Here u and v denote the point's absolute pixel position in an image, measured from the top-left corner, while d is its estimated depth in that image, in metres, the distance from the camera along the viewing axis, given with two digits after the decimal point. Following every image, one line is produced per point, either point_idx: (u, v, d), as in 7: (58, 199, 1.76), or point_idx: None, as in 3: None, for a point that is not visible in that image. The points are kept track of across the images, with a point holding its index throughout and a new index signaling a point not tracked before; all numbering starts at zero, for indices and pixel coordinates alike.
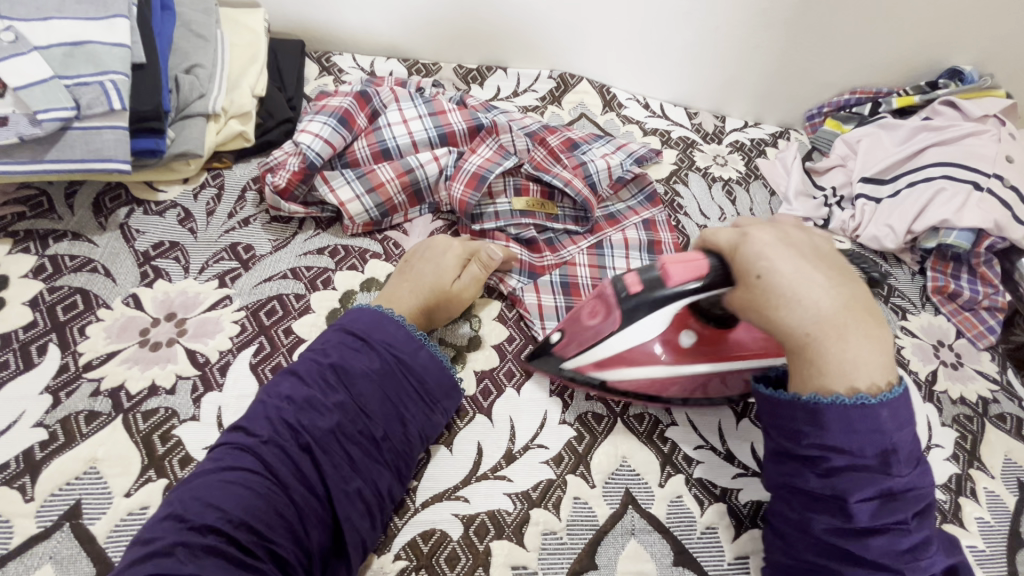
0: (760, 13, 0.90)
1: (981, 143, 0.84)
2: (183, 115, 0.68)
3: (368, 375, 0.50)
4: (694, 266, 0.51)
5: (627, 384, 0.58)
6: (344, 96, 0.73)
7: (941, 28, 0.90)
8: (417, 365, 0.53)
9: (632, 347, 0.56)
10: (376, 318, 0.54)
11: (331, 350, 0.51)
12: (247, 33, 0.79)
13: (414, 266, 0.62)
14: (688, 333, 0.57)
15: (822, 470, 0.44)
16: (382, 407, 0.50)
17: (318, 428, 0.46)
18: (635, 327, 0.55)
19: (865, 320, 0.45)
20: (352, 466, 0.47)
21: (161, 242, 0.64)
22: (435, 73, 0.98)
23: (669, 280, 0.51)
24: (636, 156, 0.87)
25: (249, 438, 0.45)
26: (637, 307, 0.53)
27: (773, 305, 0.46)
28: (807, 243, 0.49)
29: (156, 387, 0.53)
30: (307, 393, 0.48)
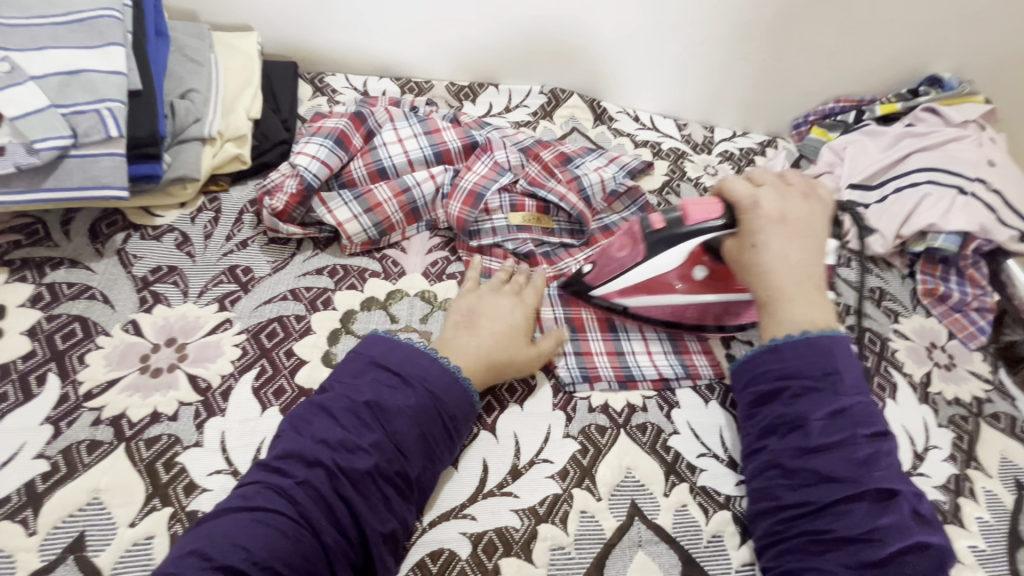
0: (743, 25, 0.93)
1: (964, 147, 0.87)
2: (179, 140, 0.68)
3: (407, 413, 0.50)
4: (710, 207, 0.62)
5: (645, 309, 0.68)
6: (339, 117, 0.74)
7: (918, 39, 0.93)
8: (454, 401, 0.53)
9: (652, 277, 0.65)
10: (412, 353, 0.54)
11: (365, 388, 0.51)
12: (241, 57, 0.80)
13: (481, 320, 0.60)
14: (700, 269, 0.67)
15: (785, 400, 0.53)
16: (418, 445, 0.50)
17: (355, 471, 0.46)
18: (655, 261, 0.63)
19: (819, 290, 0.58)
20: (387, 506, 0.47)
21: (159, 267, 0.64)
22: (428, 91, 0.98)
23: (689, 218, 0.62)
24: (628, 169, 0.89)
25: (281, 479, 0.45)
26: (657, 244, 0.63)
27: (754, 266, 0.59)
28: (805, 220, 0.61)
29: (158, 414, 0.53)
30: (343, 434, 0.48)
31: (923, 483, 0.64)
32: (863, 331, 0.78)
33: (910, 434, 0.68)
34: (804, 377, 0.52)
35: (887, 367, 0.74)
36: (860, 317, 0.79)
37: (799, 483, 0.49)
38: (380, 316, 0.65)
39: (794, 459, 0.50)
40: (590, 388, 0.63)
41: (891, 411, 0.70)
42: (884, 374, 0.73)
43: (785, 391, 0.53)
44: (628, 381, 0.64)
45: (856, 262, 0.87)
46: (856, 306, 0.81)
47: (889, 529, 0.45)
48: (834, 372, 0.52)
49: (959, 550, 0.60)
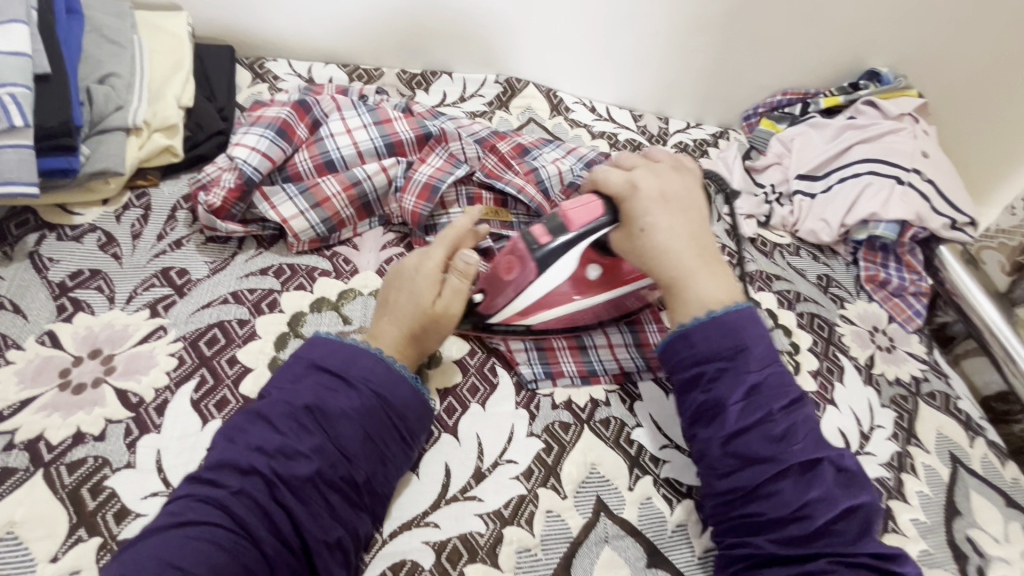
0: (694, 16, 0.94)
1: (900, 140, 0.91)
2: (99, 130, 0.62)
3: (351, 415, 0.47)
4: (592, 207, 0.57)
5: (549, 323, 0.62)
6: (281, 106, 0.69)
7: (859, 35, 0.97)
8: (402, 400, 0.50)
9: (547, 293, 0.59)
10: (352, 352, 0.51)
11: (304, 390, 0.48)
12: (169, 39, 0.74)
13: (394, 298, 0.56)
14: (593, 268, 0.60)
15: (703, 386, 0.52)
16: (365, 448, 0.47)
17: (296, 478, 0.43)
18: (549, 274, 0.58)
19: (713, 261, 0.57)
20: (332, 515, 0.44)
21: (80, 271, 0.58)
22: (378, 78, 0.93)
23: (572, 224, 0.57)
24: (586, 160, 0.86)
25: (215, 490, 0.42)
26: (547, 258, 0.57)
27: (652, 255, 0.56)
28: (683, 195, 0.59)
29: (82, 435, 0.48)
30: (281, 441, 0.44)
31: (869, 462, 0.67)
32: (812, 318, 0.80)
33: (857, 416, 0.71)
34: (716, 358, 0.52)
35: (834, 352, 0.77)
36: (809, 304, 0.82)
37: (728, 470, 0.50)
38: (331, 318, 0.62)
39: (721, 448, 0.51)
40: (552, 384, 0.62)
41: (839, 394, 0.72)
42: (832, 359, 0.76)
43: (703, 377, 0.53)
44: (590, 376, 0.64)
45: (803, 250, 0.90)
46: (805, 294, 0.83)
47: (817, 503, 0.47)
48: (741, 347, 0.52)
49: (903, 523, 0.63)
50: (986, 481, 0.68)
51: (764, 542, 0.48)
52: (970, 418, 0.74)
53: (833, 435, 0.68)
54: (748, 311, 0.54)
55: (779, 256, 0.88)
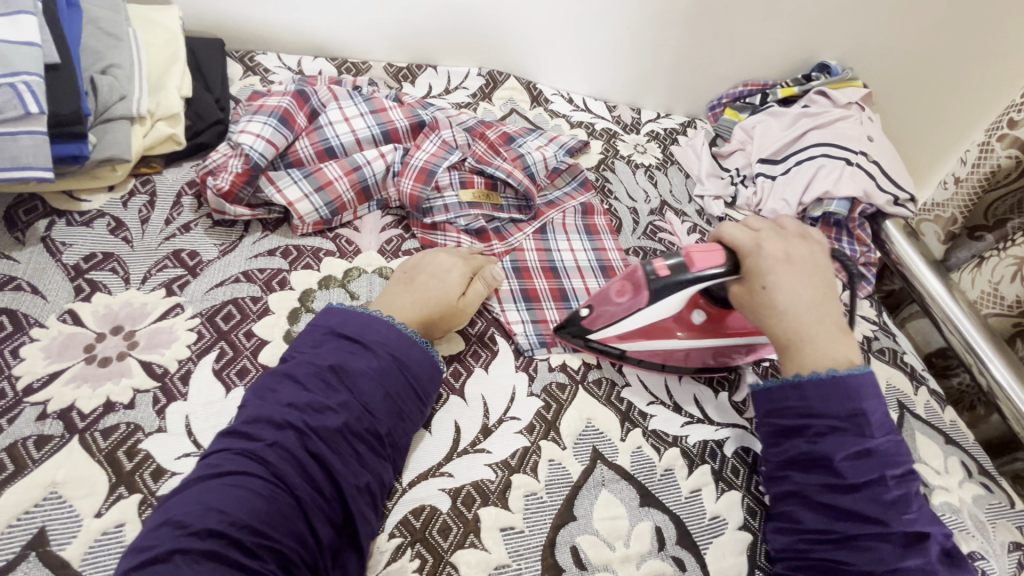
0: (663, 13, 1.01)
1: (849, 126, 1.00)
2: (104, 119, 0.64)
3: (372, 375, 0.52)
4: (713, 255, 0.62)
5: (643, 353, 0.68)
6: (281, 95, 0.72)
7: (809, 31, 1.06)
8: (416, 363, 0.55)
9: (654, 322, 0.66)
10: (368, 320, 0.55)
11: (328, 354, 0.52)
12: (163, 32, 0.76)
13: (419, 279, 0.63)
14: (698, 312, 0.69)
15: (809, 437, 0.55)
16: (385, 405, 0.52)
17: (326, 430, 0.47)
18: (657, 305, 0.63)
19: (836, 325, 0.60)
20: (360, 463, 0.48)
21: (92, 254, 0.60)
22: (366, 71, 0.97)
23: (693, 265, 0.62)
24: (567, 148, 0.95)
25: (250, 443, 0.46)
26: (661, 290, 0.61)
27: (769, 309, 0.60)
28: (808, 259, 0.63)
29: (112, 404, 0.51)
30: (310, 398, 0.49)
31: None
32: None
33: None
34: (829, 417, 0.54)
35: None
36: None
37: (826, 515, 0.52)
38: (340, 294, 0.65)
39: (820, 494, 0.53)
40: (547, 351, 0.68)
41: None
42: None
43: (807, 428, 0.55)
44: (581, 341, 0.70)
45: None
46: None
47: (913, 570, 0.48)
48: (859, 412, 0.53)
49: None
50: (929, 423, 0.78)
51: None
52: (914, 370, 0.84)
53: None
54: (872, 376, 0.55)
55: None
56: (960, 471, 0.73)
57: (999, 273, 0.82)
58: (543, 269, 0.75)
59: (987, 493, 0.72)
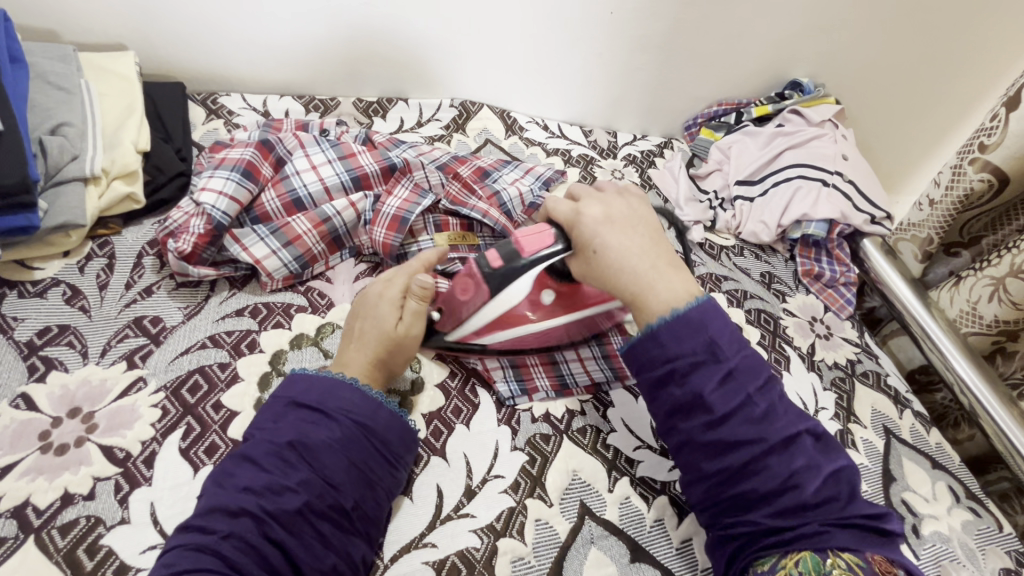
0: (634, 38, 1.00)
1: (823, 145, 1.01)
2: (55, 182, 0.61)
3: (333, 445, 0.50)
4: (544, 236, 0.62)
5: (507, 342, 0.66)
6: (244, 147, 0.70)
7: (780, 52, 1.06)
8: (379, 428, 0.53)
9: (507, 311, 0.64)
10: (327, 384, 0.53)
11: (286, 427, 0.50)
12: (118, 81, 0.73)
13: (358, 326, 0.60)
14: (547, 293, 0.65)
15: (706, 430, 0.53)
16: (349, 476, 0.49)
17: (285, 512, 0.45)
18: (503, 296, 0.62)
19: (672, 267, 0.58)
20: (324, 543, 0.46)
21: (47, 328, 0.57)
22: (335, 108, 0.94)
23: (524, 251, 0.61)
24: (543, 178, 0.92)
25: (205, 536, 0.44)
26: (500, 280, 0.61)
27: (608, 272, 0.58)
28: (628, 215, 0.62)
29: (71, 496, 0.48)
30: (268, 479, 0.46)
31: None
32: (759, 313, 0.88)
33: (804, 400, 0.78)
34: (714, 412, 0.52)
35: (781, 343, 0.85)
36: (756, 301, 0.90)
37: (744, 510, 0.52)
38: (313, 353, 0.63)
39: (704, 434, 0.53)
40: (528, 399, 0.66)
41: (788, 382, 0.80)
42: (779, 350, 0.84)
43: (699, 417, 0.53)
44: (563, 389, 0.68)
45: (747, 250, 0.98)
46: (751, 292, 0.91)
47: (806, 471, 0.51)
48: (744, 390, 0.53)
49: None
50: (916, 448, 0.77)
51: (762, 517, 0.51)
52: (898, 393, 0.84)
53: None
54: (710, 305, 0.54)
55: (725, 258, 0.96)
56: (949, 496, 0.73)
57: (976, 294, 0.82)
58: None
59: (976, 518, 0.72)
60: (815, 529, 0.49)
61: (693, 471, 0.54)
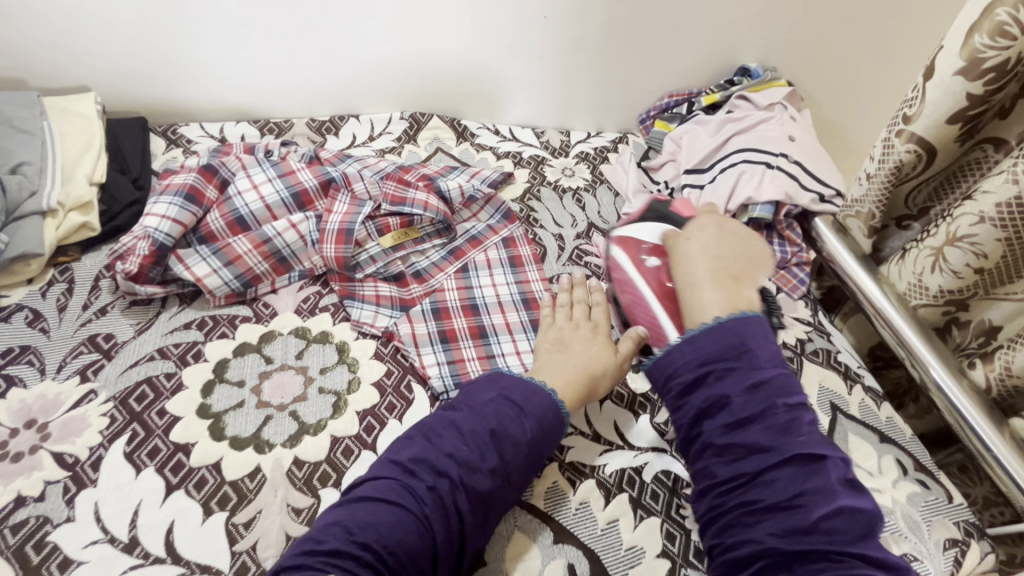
0: (576, 39, 1.02)
1: (770, 128, 1.02)
2: (16, 217, 0.68)
3: (523, 443, 0.55)
4: (687, 211, 0.78)
5: (614, 269, 0.74)
6: (189, 172, 0.75)
7: (724, 39, 1.07)
8: (555, 435, 0.59)
9: (630, 238, 0.74)
10: (530, 388, 0.59)
11: (490, 414, 0.56)
12: (79, 120, 0.80)
13: (572, 344, 0.67)
14: (653, 259, 0.70)
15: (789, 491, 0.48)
16: (524, 473, 0.55)
17: (476, 490, 0.52)
18: (640, 224, 0.77)
19: (734, 280, 0.61)
20: (484, 525, 0.53)
21: (10, 349, 0.63)
22: (289, 129, 0.99)
23: (674, 206, 0.78)
24: (488, 182, 0.96)
25: (412, 479, 0.51)
26: (654, 211, 0.79)
27: (680, 259, 0.65)
28: (738, 236, 0.68)
29: (23, 498, 0.53)
30: (469, 454, 0.53)
31: None
32: None
33: None
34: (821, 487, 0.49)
35: None
36: None
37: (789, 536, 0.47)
38: (254, 360, 0.67)
39: (722, 437, 0.52)
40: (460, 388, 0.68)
41: None
42: None
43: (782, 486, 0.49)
44: None
45: None
46: None
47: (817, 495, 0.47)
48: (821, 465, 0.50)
49: None
50: (863, 423, 0.78)
51: (766, 535, 0.47)
52: (848, 369, 0.84)
53: None
54: (759, 322, 0.56)
55: None
56: (895, 469, 0.73)
57: (921, 265, 0.82)
58: (462, 308, 0.76)
59: (923, 490, 0.72)
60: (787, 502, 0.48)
61: (707, 476, 0.53)
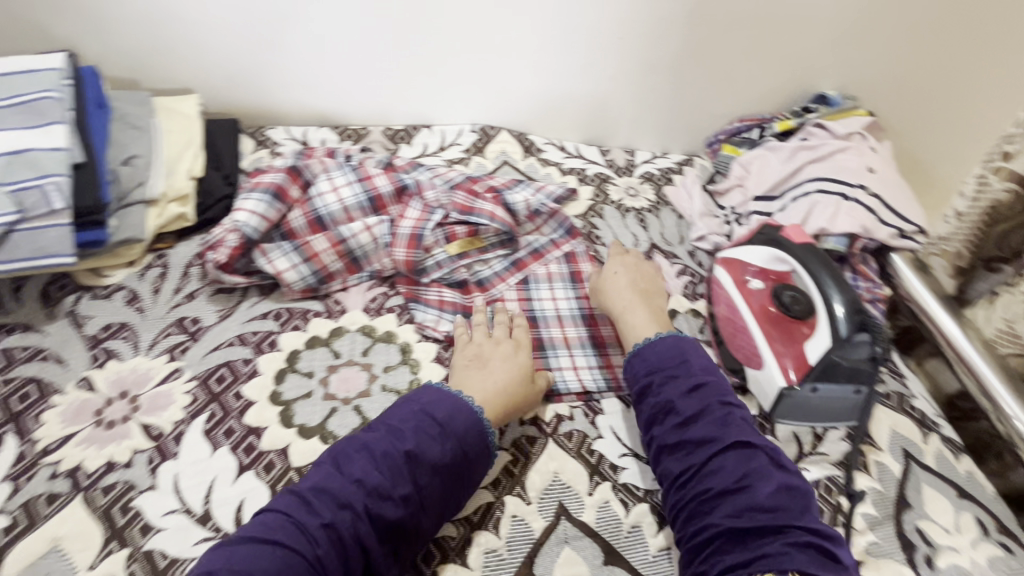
0: (648, 61, 1.03)
1: (848, 157, 0.97)
2: (124, 204, 0.73)
3: (437, 469, 0.55)
4: (800, 236, 0.77)
5: (718, 288, 0.83)
6: (276, 171, 0.79)
7: (802, 66, 1.05)
8: (477, 459, 0.58)
9: (737, 262, 0.82)
10: (455, 409, 0.59)
11: (408, 436, 0.56)
12: (182, 119, 0.86)
13: (488, 361, 0.67)
14: (756, 284, 0.78)
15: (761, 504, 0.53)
16: (436, 500, 0.55)
17: (386, 516, 0.52)
18: (751, 249, 0.81)
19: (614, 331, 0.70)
20: (392, 553, 0.53)
21: (110, 324, 0.69)
22: (366, 137, 1.04)
23: (785, 231, 0.78)
24: (552, 197, 0.97)
25: (298, 509, 0.51)
26: (763, 235, 0.81)
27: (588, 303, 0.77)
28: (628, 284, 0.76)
29: (113, 463, 0.57)
30: (380, 480, 0.53)
31: (822, 461, 0.71)
32: None
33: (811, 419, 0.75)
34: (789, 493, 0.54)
35: None
36: None
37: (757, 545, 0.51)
38: (323, 353, 0.71)
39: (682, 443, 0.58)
40: None
41: None
42: None
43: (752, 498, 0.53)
44: (554, 395, 0.71)
45: None
46: None
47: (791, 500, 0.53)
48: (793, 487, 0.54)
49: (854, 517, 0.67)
50: (939, 475, 0.72)
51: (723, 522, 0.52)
52: (925, 417, 0.78)
53: (787, 437, 0.73)
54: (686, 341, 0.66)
55: None
56: (974, 529, 0.68)
57: (1013, 310, 0.78)
58: (522, 319, 0.77)
59: (1006, 555, 0.66)
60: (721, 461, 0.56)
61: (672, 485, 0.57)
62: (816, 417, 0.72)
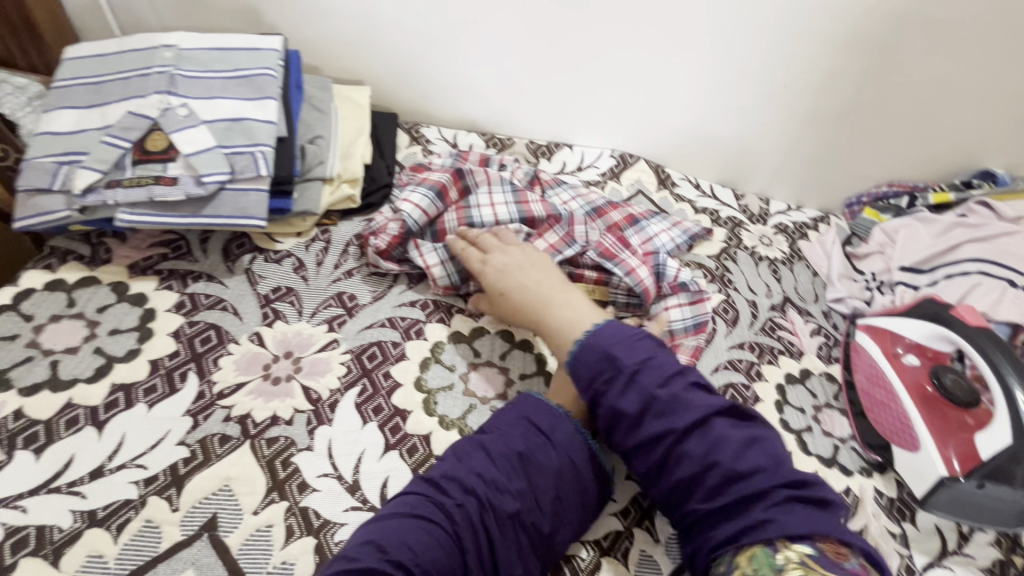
0: (808, 113, 1.00)
1: (1016, 242, 0.91)
2: (306, 178, 0.79)
3: (550, 471, 0.56)
4: (972, 319, 0.73)
5: (862, 354, 0.79)
6: (442, 173, 0.84)
7: (973, 140, 1.00)
8: (588, 472, 0.58)
9: (889, 332, 0.78)
10: (557, 417, 0.60)
11: (517, 438, 0.58)
12: (356, 109, 0.92)
13: None
14: (911, 361, 0.75)
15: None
16: (553, 505, 0.55)
17: (503, 511, 0.53)
18: (906, 321, 0.77)
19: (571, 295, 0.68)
20: (519, 554, 0.52)
21: (279, 287, 0.74)
22: (509, 147, 1.07)
23: (954, 309, 0.74)
24: (689, 233, 0.96)
25: (438, 495, 0.54)
26: (924, 309, 0.77)
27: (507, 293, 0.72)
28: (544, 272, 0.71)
29: (277, 418, 0.61)
30: (496, 474, 0.55)
31: (968, 564, 0.66)
32: None
33: None
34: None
35: None
36: None
37: None
38: (464, 349, 0.72)
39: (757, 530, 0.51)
40: None
41: None
42: None
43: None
44: None
45: None
46: None
47: None
48: None
49: None
50: None
51: None
52: None
53: (929, 529, 0.68)
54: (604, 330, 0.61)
55: None
56: None
57: None
58: None
59: None
60: (757, 518, 0.49)
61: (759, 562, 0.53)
62: (963, 513, 0.66)
